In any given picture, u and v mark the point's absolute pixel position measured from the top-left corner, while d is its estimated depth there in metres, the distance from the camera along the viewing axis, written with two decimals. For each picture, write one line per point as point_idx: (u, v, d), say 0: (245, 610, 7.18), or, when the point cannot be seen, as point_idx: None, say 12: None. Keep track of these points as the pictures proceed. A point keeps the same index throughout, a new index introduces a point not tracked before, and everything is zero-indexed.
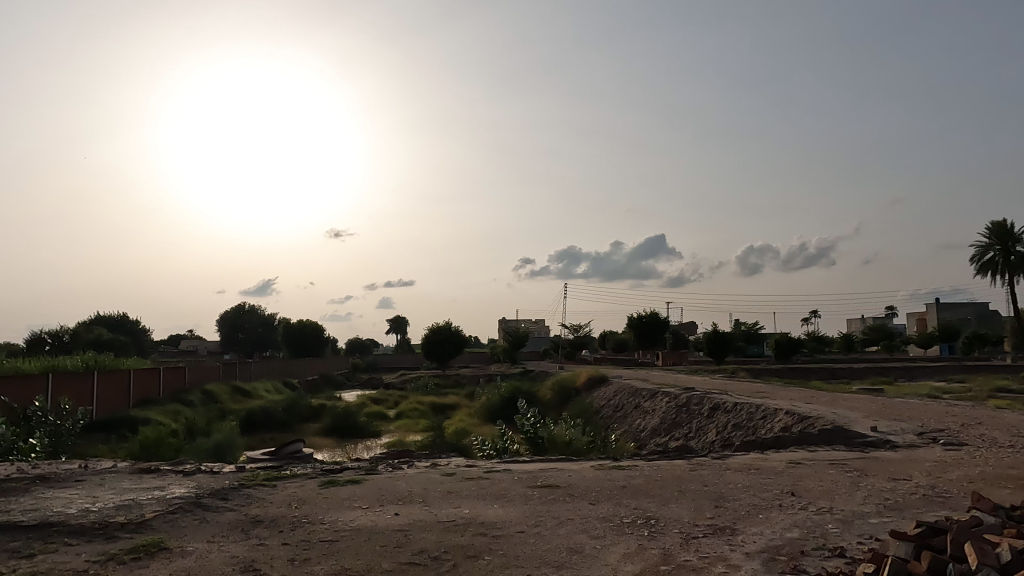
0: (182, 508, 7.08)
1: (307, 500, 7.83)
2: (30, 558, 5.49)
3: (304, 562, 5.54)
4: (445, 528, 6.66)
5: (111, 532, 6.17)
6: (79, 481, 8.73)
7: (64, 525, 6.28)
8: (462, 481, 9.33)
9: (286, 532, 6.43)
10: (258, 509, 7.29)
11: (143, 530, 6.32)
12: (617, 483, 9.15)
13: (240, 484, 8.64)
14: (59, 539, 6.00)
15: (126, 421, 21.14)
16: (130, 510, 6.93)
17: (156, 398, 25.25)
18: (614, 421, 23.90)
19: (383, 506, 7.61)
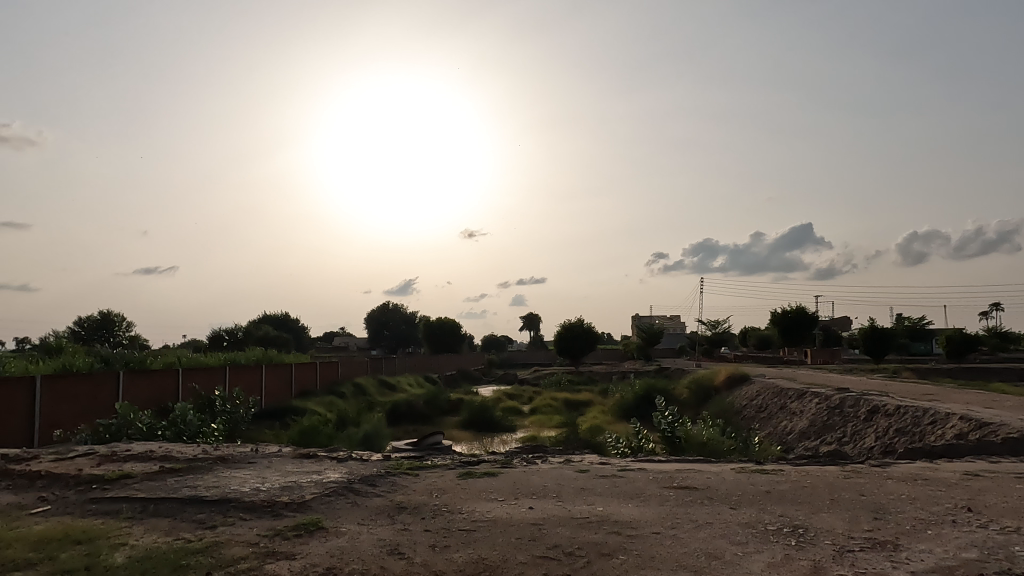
0: (336, 492, 7.70)
1: (447, 490, 8.19)
2: (212, 529, 6.23)
3: (444, 549, 5.79)
4: (579, 524, 6.68)
5: (277, 510, 6.84)
6: (251, 463, 9.77)
7: (239, 502, 7.06)
8: (596, 478, 9.29)
9: (428, 519, 6.77)
10: (402, 496, 7.75)
11: (304, 511, 6.92)
12: (760, 488, 8.68)
13: (386, 472, 9.25)
14: (235, 513, 6.76)
15: (290, 410, 23.32)
16: (293, 492, 7.64)
17: (314, 390, 27.66)
18: (758, 422, 22.64)
19: (518, 499, 7.77)
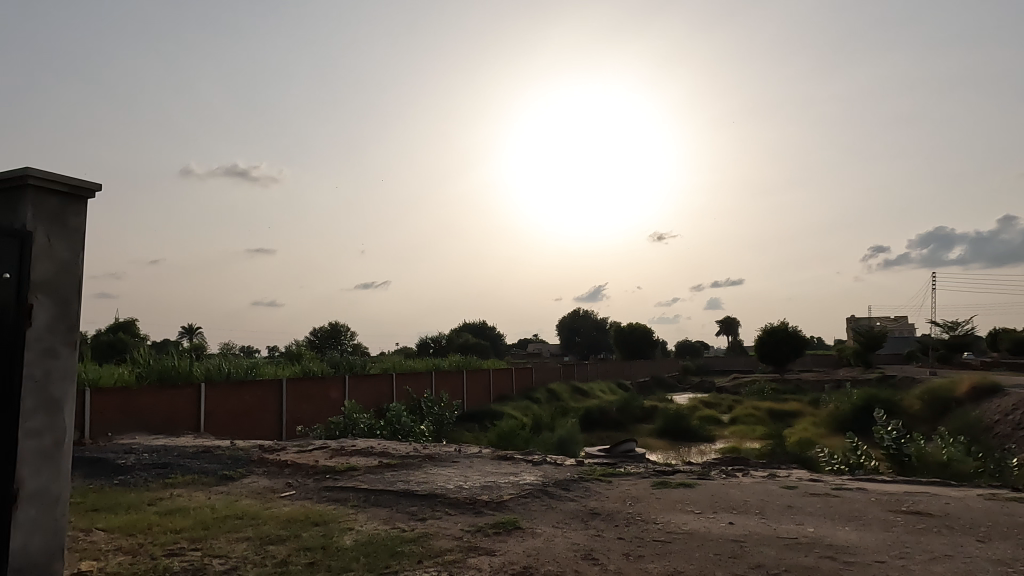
0: (532, 494, 7.98)
1: (640, 499, 8.06)
2: (423, 521, 6.80)
3: (638, 558, 5.71)
4: (786, 545, 6.18)
5: (478, 508, 7.27)
6: (455, 462, 10.49)
7: (446, 497, 7.62)
8: (806, 496, 8.52)
9: (622, 527, 6.72)
10: (596, 502, 7.79)
11: (502, 510, 7.27)
12: (1017, 520, 7.31)
13: (579, 477, 9.38)
14: (442, 508, 7.31)
15: (489, 413, 24.66)
16: (492, 491, 8.06)
17: (511, 395, 28.96)
18: (1014, 441, 19.08)
19: (716, 513, 7.40)
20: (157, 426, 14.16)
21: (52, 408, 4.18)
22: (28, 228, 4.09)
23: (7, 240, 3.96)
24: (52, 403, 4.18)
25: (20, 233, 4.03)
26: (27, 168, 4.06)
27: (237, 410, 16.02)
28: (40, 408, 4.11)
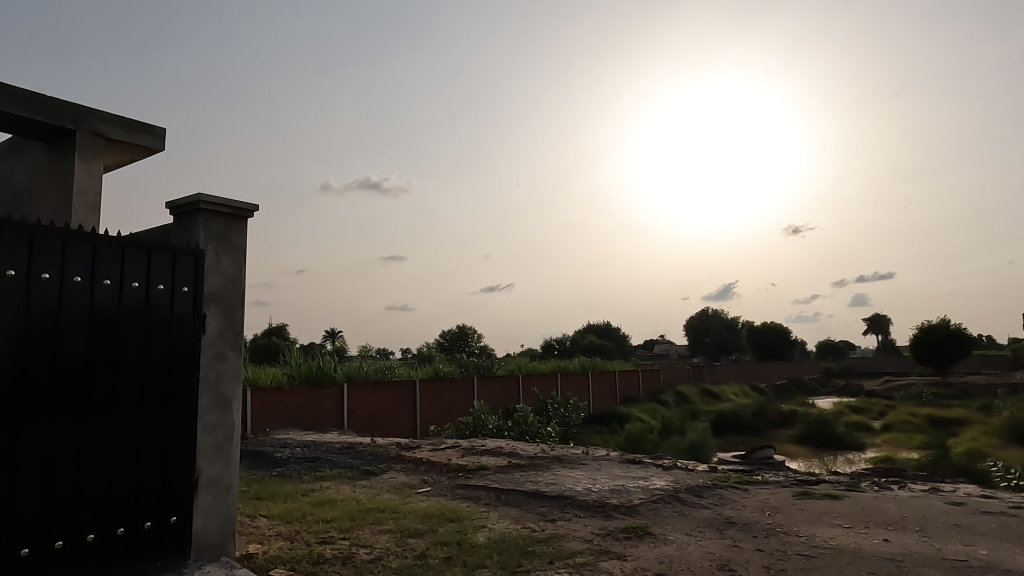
0: (663, 499, 7.79)
1: (780, 509, 7.62)
2: (553, 521, 6.86)
3: (779, 572, 5.41)
4: (952, 567, 5.57)
5: (607, 511, 7.22)
6: (583, 465, 10.47)
7: (575, 499, 7.64)
8: (976, 514, 7.62)
9: (761, 538, 6.39)
10: (731, 511, 7.46)
11: (632, 514, 7.17)
12: None
13: (713, 483, 9.02)
14: (572, 510, 7.34)
15: (616, 416, 24.37)
16: (621, 495, 7.97)
17: (637, 397, 28.45)
18: None
19: (868, 528, 6.82)
20: (307, 423, 15.40)
21: (224, 406, 4.69)
22: (201, 247, 4.63)
23: (185, 258, 4.52)
24: (223, 401, 4.70)
25: (194, 251, 4.58)
26: (199, 194, 4.59)
27: (375, 409, 17.07)
28: (214, 405, 4.63)
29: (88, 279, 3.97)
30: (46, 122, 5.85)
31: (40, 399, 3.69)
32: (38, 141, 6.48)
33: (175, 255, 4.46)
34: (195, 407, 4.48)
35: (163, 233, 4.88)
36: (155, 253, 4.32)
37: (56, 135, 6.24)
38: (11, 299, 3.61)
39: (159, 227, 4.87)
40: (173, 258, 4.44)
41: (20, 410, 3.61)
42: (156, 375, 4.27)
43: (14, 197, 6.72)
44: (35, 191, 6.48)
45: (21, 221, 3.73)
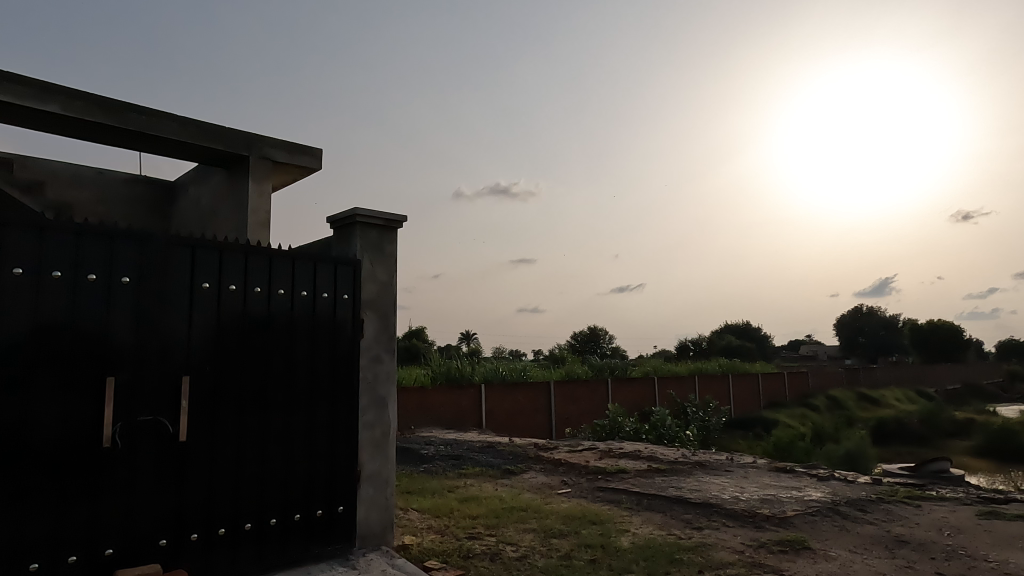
0: (821, 512, 7.26)
1: (962, 529, 6.82)
2: (699, 529, 6.63)
3: None
4: None
5: (758, 522, 6.85)
6: (728, 471, 10.02)
7: (722, 508, 7.33)
8: None
9: (940, 560, 5.75)
10: (902, 528, 6.79)
11: (786, 526, 6.75)
12: None
13: (878, 497, 8.26)
14: (719, 518, 7.05)
15: (760, 421, 23.08)
16: (773, 505, 7.53)
17: (784, 402, 26.76)
18: None
19: None
20: (448, 421, 16.06)
21: (381, 404, 5.01)
22: (358, 257, 5.00)
23: (344, 268, 4.90)
24: (380, 401, 5.02)
25: (352, 261, 4.95)
26: (356, 208, 4.96)
27: (512, 409, 17.45)
28: (373, 404, 4.96)
29: (265, 289, 4.44)
30: (225, 149, 6.62)
31: (228, 396, 4.16)
32: (219, 168, 7.34)
33: (336, 266, 4.86)
34: (355, 405, 4.83)
35: (325, 246, 5.33)
36: (318, 264, 4.73)
37: (233, 161, 7.04)
38: (206, 308, 4.13)
39: (321, 241, 5.32)
40: (334, 268, 4.84)
41: (213, 406, 4.10)
42: (322, 376, 4.66)
43: (200, 217, 7.65)
44: (217, 211, 7.34)
45: (212, 240, 4.26)
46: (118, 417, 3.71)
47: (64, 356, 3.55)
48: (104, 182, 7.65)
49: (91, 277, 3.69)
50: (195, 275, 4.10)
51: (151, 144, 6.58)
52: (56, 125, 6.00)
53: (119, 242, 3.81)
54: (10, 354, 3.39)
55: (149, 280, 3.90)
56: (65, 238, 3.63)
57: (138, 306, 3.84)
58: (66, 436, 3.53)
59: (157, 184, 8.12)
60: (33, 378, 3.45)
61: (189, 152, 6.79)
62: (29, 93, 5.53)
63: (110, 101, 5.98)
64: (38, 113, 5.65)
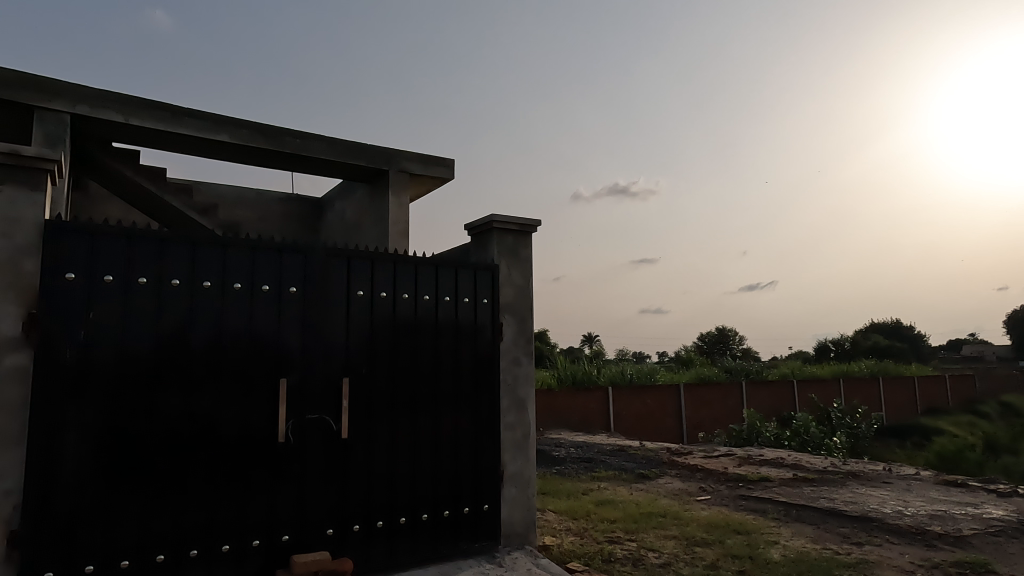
0: (1006, 533, 6.45)
1: None
2: (859, 545, 6.12)
3: None
4: None
5: (929, 540, 6.22)
6: (887, 483, 9.19)
7: (884, 523, 6.73)
8: None
9: None
10: None
11: (963, 546, 6.07)
12: None
13: None
14: (881, 534, 6.48)
15: (919, 429, 20.97)
16: (945, 522, 6.80)
17: (947, 408, 24.14)
18: None
19: None
20: (576, 424, 16.06)
21: (521, 406, 5.11)
22: (496, 262, 5.14)
23: (483, 273, 5.06)
24: (520, 402, 5.11)
25: (490, 266, 5.10)
26: (493, 215, 5.10)
27: (641, 413, 17.13)
28: (513, 406, 5.06)
29: (412, 295, 4.68)
30: (368, 165, 7.07)
31: (383, 396, 4.44)
32: (362, 183, 7.84)
33: (476, 271, 5.03)
34: (497, 406, 4.96)
35: (464, 252, 5.53)
36: (460, 270, 4.93)
37: (375, 176, 7.49)
38: (362, 314, 4.43)
39: (460, 247, 5.54)
40: (474, 273, 5.01)
41: (371, 405, 4.39)
42: (465, 378, 4.84)
43: (346, 229, 8.20)
44: (361, 224, 7.84)
45: (365, 250, 4.56)
46: (291, 415, 4.07)
47: (244, 359, 3.95)
48: (264, 202, 8.44)
49: (265, 287, 4.08)
50: (351, 283, 4.41)
51: (304, 165, 7.16)
52: (225, 152, 6.69)
53: (286, 254, 4.19)
54: (203, 357, 3.82)
55: (313, 290, 4.24)
56: (243, 253, 4.04)
57: (305, 313, 4.20)
58: (249, 430, 3.93)
59: (307, 201, 8.82)
60: (220, 379, 3.86)
61: (336, 169, 7.31)
62: (203, 125, 6.22)
63: (270, 127, 6.58)
64: (212, 142, 6.34)
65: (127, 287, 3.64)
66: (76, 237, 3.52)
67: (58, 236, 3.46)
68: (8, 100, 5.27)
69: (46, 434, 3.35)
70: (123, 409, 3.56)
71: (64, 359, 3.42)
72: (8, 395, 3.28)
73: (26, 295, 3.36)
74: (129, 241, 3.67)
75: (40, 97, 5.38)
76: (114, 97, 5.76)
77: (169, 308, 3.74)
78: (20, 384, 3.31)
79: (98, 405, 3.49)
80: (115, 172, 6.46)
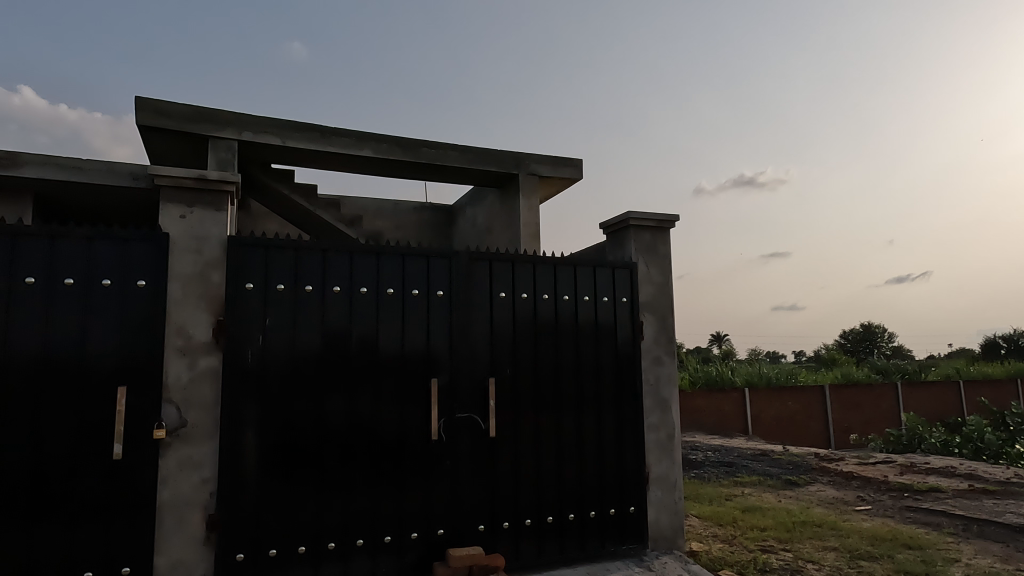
0: None
1: None
2: None
3: None
4: None
5: None
6: None
7: None
8: None
9: None
10: None
11: None
12: None
13: None
14: None
15: None
16: None
17: None
18: None
19: None
20: (711, 426, 15.45)
21: (664, 406, 4.97)
22: (633, 260, 5.05)
23: (621, 272, 4.99)
24: (663, 403, 4.98)
25: (629, 264, 5.03)
26: (629, 212, 5.01)
27: (782, 415, 16.14)
28: (656, 406, 4.94)
29: (551, 295, 4.72)
30: (499, 170, 7.22)
31: (527, 396, 4.50)
32: (492, 187, 8.03)
33: (614, 270, 4.98)
34: (641, 407, 4.87)
35: (601, 251, 5.49)
36: (597, 269, 4.90)
37: (504, 180, 7.63)
38: (505, 315, 4.52)
39: (596, 246, 5.51)
40: (612, 272, 4.96)
41: (516, 404, 4.46)
42: (607, 378, 4.80)
43: (478, 234, 8.44)
44: (492, 228, 8.02)
45: (505, 253, 4.66)
46: (442, 413, 4.24)
47: (398, 360, 4.17)
48: (401, 211, 8.88)
49: (414, 292, 4.28)
50: (493, 285, 4.53)
51: (438, 173, 7.44)
52: (367, 166, 7.12)
53: (433, 260, 4.37)
54: (362, 359, 4.07)
55: (458, 292, 4.40)
56: (394, 259, 4.26)
57: (451, 315, 4.36)
58: (404, 427, 4.14)
59: (440, 208, 9.16)
60: (378, 379, 4.09)
61: (468, 176, 7.54)
62: (349, 142, 6.65)
63: (406, 139, 6.90)
64: (355, 157, 6.75)
65: (265, 292, 3.88)
66: (253, 250, 3.88)
67: (239, 249, 3.84)
68: (189, 132, 5.94)
69: (234, 429, 3.71)
70: (296, 407, 3.87)
71: (246, 360, 3.78)
72: (202, 393, 3.68)
73: (213, 303, 3.75)
74: (297, 252, 3.99)
75: (212, 127, 6.01)
76: (272, 123, 6.30)
77: (331, 313, 4.03)
78: (211, 384, 3.70)
79: (276, 402, 3.83)
80: (273, 191, 7.08)
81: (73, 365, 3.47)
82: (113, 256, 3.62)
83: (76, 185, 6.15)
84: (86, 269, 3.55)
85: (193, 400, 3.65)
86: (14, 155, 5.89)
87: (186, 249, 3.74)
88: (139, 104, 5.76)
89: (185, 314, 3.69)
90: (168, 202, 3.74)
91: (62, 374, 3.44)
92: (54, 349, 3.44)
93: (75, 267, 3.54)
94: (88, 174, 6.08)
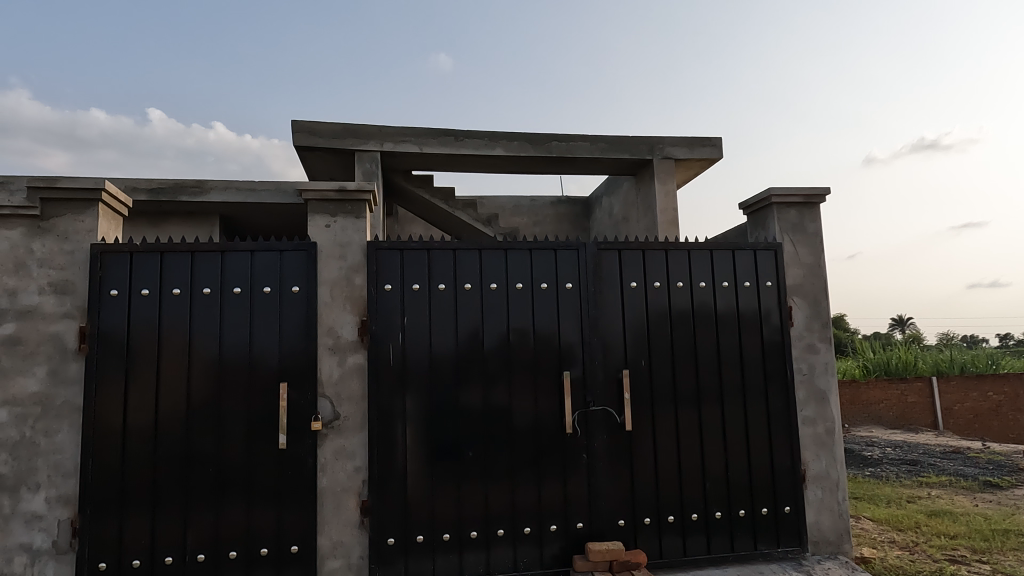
0: None
1: None
2: None
3: None
4: None
5: None
6: None
7: None
8: None
9: None
10: None
11: None
12: None
13: None
14: None
15: None
16: None
17: None
18: None
19: None
20: (891, 421, 14.08)
21: (821, 399, 4.55)
22: (778, 240, 4.68)
23: (764, 253, 4.65)
24: (820, 394, 4.56)
25: (773, 244, 4.66)
26: (770, 189, 4.65)
27: (981, 408, 14.16)
28: (811, 398, 4.54)
29: (687, 283, 4.50)
30: (632, 157, 7.02)
31: (665, 388, 4.34)
32: (627, 175, 7.84)
33: (756, 252, 4.64)
34: (793, 399, 4.50)
35: (741, 233, 5.16)
36: (736, 254, 4.60)
37: (639, 167, 7.42)
38: (637, 305, 4.40)
39: (737, 227, 5.18)
40: (754, 255, 4.63)
41: (653, 397, 4.32)
42: (752, 368, 4.49)
43: (614, 225, 8.29)
44: (629, 217, 7.82)
45: (635, 241, 4.52)
46: (577, 407, 4.21)
47: (531, 355, 4.21)
48: (537, 207, 8.98)
49: (543, 285, 4.29)
50: (624, 275, 4.41)
51: (571, 166, 7.40)
52: (501, 165, 7.26)
53: (560, 253, 4.35)
54: (497, 355, 4.16)
55: (588, 284, 4.34)
56: (521, 254, 4.30)
57: (582, 307, 4.31)
58: (539, 420, 4.17)
59: (577, 202, 9.13)
60: (511, 373, 4.16)
61: (602, 166, 7.41)
62: (481, 143, 6.82)
63: (537, 135, 6.93)
64: (489, 157, 6.92)
65: (403, 293, 4.10)
66: (390, 253, 4.12)
67: (377, 254, 4.10)
68: (338, 148, 6.45)
69: (381, 421, 3.97)
70: (436, 401, 4.05)
71: (389, 358, 4.02)
72: (352, 388, 3.97)
73: (358, 304, 4.03)
74: (430, 253, 4.17)
75: (357, 142, 6.47)
76: (409, 132, 6.65)
77: (464, 310, 4.16)
78: (359, 379, 3.98)
79: (418, 397, 4.03)
80: (415, 196, 7.47)
81: (244, 364, 3.90)
82: (271, 266, 4.01)
83: (251, 204, 6.94)
84: (250, 278, 3.98)
85: (344, 394, 3.95)
86: (202, 182, 6.77)
87: (331, 255, 4.05)
88: (296, 128, 6.36)
89: (333, 316, 4.00)
90: (315, 213, 4.08)
91: (235, 373, 3.88)
92: (228, 352, 3.89)
93: (242, 277, 3.97)
94: (260, 194, 6.84)
